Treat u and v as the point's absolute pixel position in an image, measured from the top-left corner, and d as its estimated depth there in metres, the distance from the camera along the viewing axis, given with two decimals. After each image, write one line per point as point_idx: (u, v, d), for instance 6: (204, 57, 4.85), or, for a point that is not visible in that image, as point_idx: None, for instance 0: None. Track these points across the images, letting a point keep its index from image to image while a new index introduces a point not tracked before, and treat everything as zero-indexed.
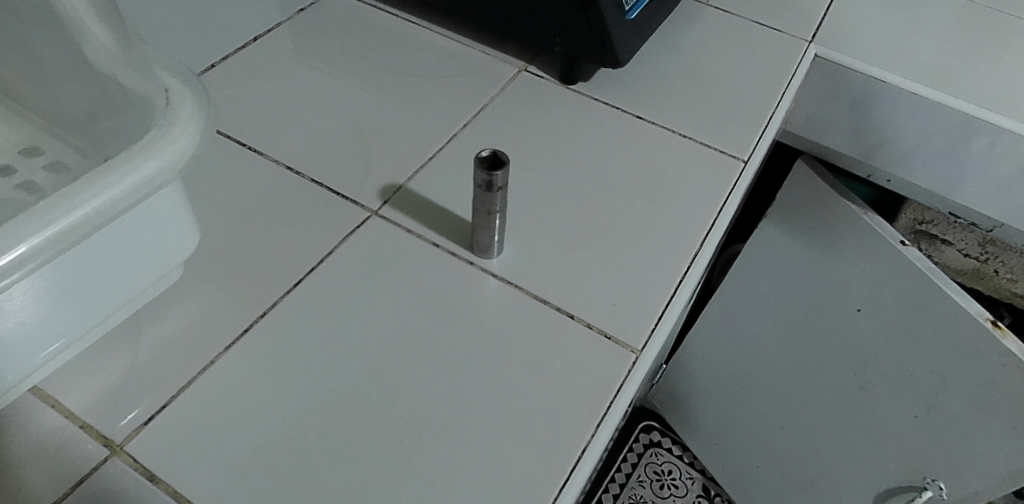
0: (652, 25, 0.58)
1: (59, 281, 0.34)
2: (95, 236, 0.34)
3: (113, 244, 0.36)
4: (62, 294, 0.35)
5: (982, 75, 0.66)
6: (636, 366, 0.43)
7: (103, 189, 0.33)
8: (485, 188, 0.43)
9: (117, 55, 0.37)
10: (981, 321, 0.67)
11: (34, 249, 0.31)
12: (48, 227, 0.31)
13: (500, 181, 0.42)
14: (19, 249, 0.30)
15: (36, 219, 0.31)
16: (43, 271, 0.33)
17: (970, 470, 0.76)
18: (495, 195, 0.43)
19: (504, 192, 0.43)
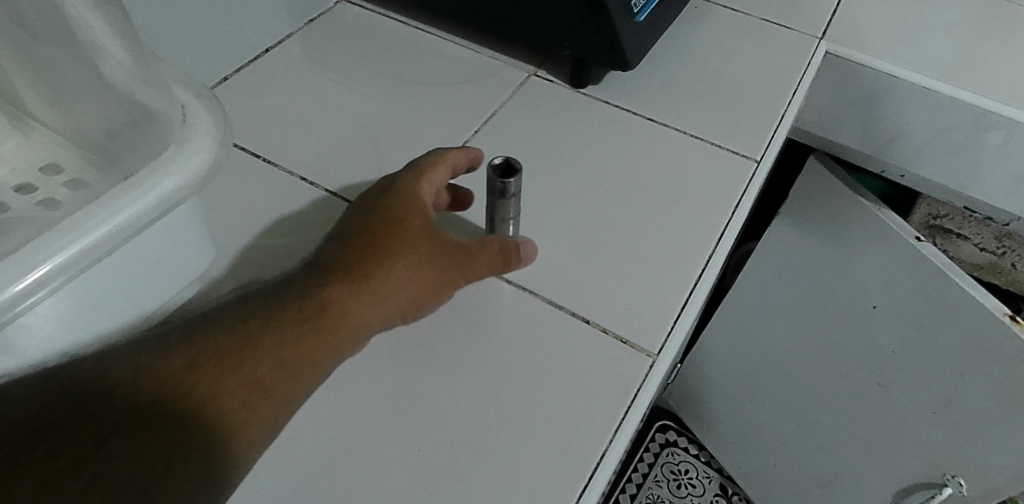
0: (661, 26, 0.58)
1: (84, 297, 0.35)
2: (119, 253, 0.35)
3: (137, 259, 0.37)
4: (85, 310, 0.35)
5: (995, 68, 0.66)
6: (655, 369, 0.43)
7: (125, 206, 0.34)
8: (497, 193, 0.43)
9: (132, 71, 0.39)
10: (1000, 315, 0.67)
11: (59, 266, 0.32)
12: (72, 244, 0.32)
13: (513, 186, 0.43)
14: (44, 266, 0.31)
15: (60, 236, 0.32)
16: (69, 289, 0.34)
17: (990, 465, 0.76)
18: (508, 200, 0.44)
19: (516, 197, 0.44)
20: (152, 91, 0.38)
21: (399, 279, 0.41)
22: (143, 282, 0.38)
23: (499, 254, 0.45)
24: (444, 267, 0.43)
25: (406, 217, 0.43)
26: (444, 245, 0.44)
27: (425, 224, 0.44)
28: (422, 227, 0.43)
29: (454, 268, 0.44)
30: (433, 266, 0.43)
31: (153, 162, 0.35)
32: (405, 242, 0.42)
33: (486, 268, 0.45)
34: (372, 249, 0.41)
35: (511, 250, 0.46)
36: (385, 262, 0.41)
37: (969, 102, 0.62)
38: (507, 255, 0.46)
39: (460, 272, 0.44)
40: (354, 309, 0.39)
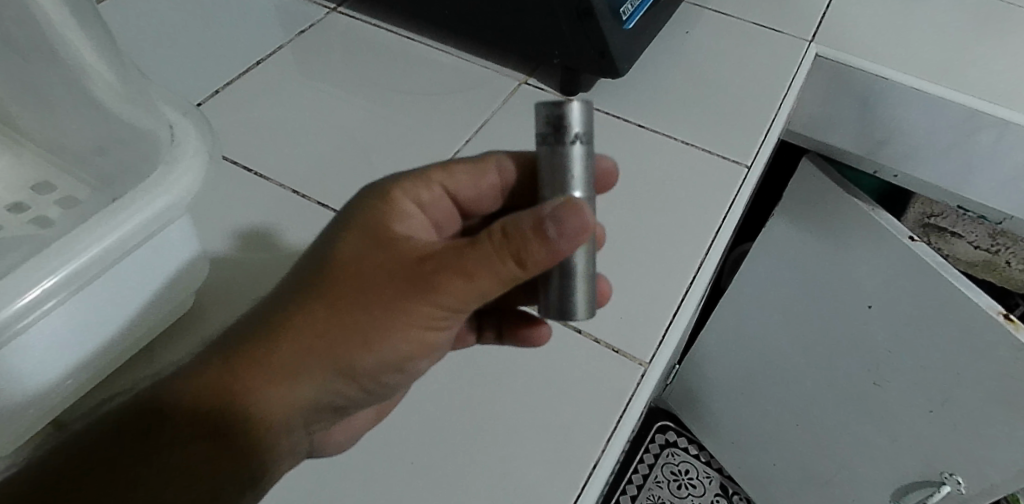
0: (649, 33, 0.59)
1: (79, 318, 0.35)
2: (111, 274, 0.35)
3: (131, 279, 0.37)
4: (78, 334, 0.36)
5: (985, 69, 0.66)
6: (646, 377, 0.44)
7: (112, 228, 0.34)
8: (558, 139, 0.31)
9: (118, 90, 0.39)
10: (994, 314, 0.68)
11: (47, 290, 0.32)
12: (60, 268, 0.32)
13: (583, 124, 0.31)
14: (33, 290, 0.32)
15: (46, 261, 0.32)
16: (63, 311, 0.34)
17: (987, 463, 0.76)
18: (572, 149, 0.31)
19: (584, 146, 0.32)
20: (139, 110, 0.39)
21: (336, 316, 0.32)
22: (137, 301, 0.38)
23: (500, 247, 0.31)
24: (397, 293, 0.32)
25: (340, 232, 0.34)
26: (397, 264, 0.32)
27: (365, 240, 0.33)
28: (360, 245, 0.33)
29: (420, 290, 0.32)
30: (380, 296, 0.32)
31: (140, 184, 0.36)
32: (341, 269, 0.33)
33: (486, 275, 0.31)
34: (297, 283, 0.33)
35: (533, 235, 0.31)
36: (309, 297, 0.32)
37: (959, 103, 0.62)
38: (533, 236, 0.31)
39: (426, 295, 0.32)
40: (283, 357, 0.32)
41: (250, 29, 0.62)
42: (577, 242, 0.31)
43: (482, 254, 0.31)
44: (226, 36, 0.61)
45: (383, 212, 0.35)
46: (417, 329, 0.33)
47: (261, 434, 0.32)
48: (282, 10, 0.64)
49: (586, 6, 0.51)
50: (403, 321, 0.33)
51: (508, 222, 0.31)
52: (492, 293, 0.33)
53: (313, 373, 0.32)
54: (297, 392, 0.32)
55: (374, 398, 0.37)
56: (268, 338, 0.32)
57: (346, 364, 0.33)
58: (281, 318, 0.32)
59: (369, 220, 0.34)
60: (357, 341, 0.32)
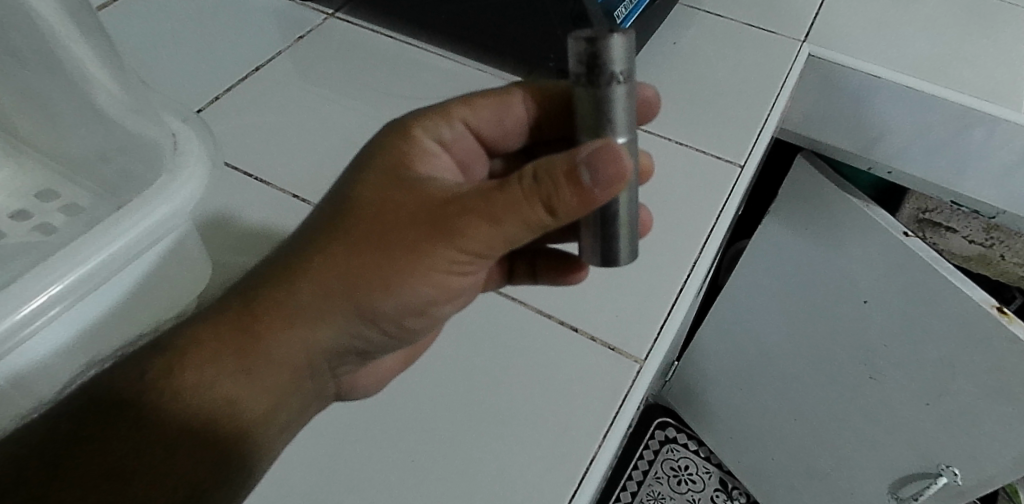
0: (642, 35, 0.59)
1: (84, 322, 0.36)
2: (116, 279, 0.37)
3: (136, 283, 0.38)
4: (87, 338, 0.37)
5: (975, 65, 0.67)
6: (642, 374, 0.44)
7: (117, 235, 0.35)
8: (600, 81, 0.30)
9: (121, 101, 0.40)
10: (988, 307, 0.68)
11: (54, 296, 0.33)
12: (66, 275, 0.33)
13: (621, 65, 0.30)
14: (39, 297, 0.33)
15: (52, 269, 0.33)
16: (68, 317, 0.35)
17: (984, 454, 0.77)
18: (617, 90, 0.31)
19: (625, 86, 0.31)
20: (143, 121, 0.40)
21: (354, 257, 0.34)
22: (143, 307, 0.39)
23: (530, 191, 0.31)
24: (414, 237, 0.33)
25: (365, 172, 0.36)
26: (417, 206, 0.34)
27: (388, 182, 0.35)
28: (382, 187, 0.35)
29: (436, 235, 0.33)
30: (397, 241, 0.34)
31: (145, 192, 0.37)
32: (361, 211, 0.34)
33: (513, 218, 0.31)
34: (320, 224, 0.35)
35: (569, 179, 0.30)
36: (329, 240, 0.34)
37: (951, 101, 0.63)
38: (565, 183, 0.30)
39: (443, 240, 0.33)
40: (301, 299, 0.34)
41: (248, 36, 0.63)
42: (615, 189, 0.31)
43: (509, 199, 0.31)
44: (225, 43, 0.62)
45: (407, 151, 0.37)
46: (436, 273, 0.35)
47: (286, 362, 0.35)
48: (280, 16, 0.65)
49: (580, 11, 0.51)
50: (419, 267, 0.34)
51: (539, 165, 0.31)
52: (522, 236, 0.33)
53: (332, 311, 0.35)
54: (318, 328, 0.35)
55: (406, 338, 0.40)
56: (288, 278, 0.34)
57: (365, 304, 0.35)
58: (302, 260, 0.34)
59: (394, 160, 0.36)
60: (375, 283, 0.34)
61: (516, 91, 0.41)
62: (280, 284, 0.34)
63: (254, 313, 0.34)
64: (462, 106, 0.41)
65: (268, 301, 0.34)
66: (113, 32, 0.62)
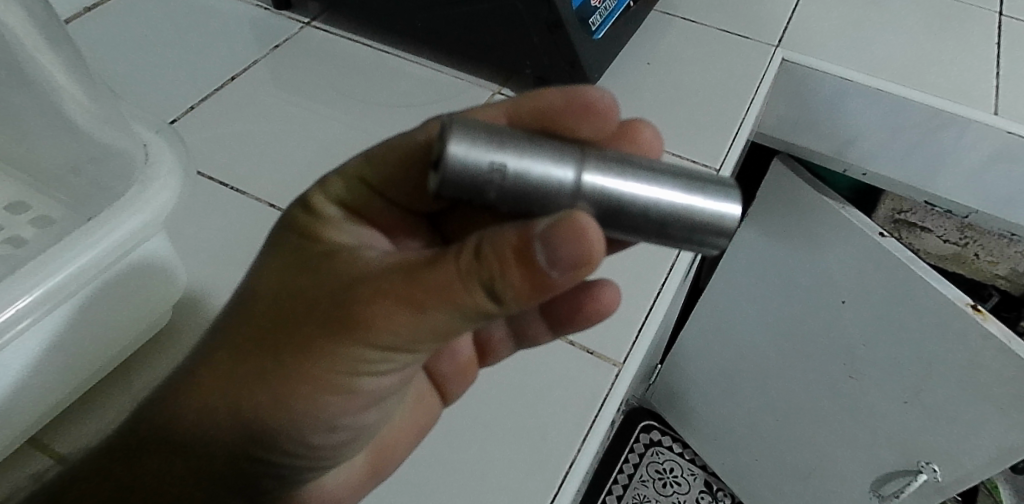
0: (617, 42, 0.60)
1: (60, 337, 0.36)
2: (90, 293, 0.36)
3: (114, 295, 0.38)
4: (64, 353, 0.36)
5: (945, 68, 0.68)
6: (621, 377, 0.45)
7: (87, 246, 0.35)
8: (474, 194, 0.26)
9: (91, 111, 0.40)
10: (963, 305, 0.70)
11: (25, 308, 0.33)
12: (36, 287, 0.33)
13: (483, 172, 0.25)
14: (8, 309, 0.32)
15: (22, 281, 0.33)
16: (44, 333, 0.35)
17: (962, 450, 0.78)
18: (496, 187, 0.26)
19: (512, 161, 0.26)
20: (113, 131, 0.39)
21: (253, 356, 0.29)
22: (119, 319, 0.39)
23: (462, 272, 0.26)
24: (318, 332, 0.28)
25: (267, 259, 0.32)
26: (320, 295, 0.28)
27: (289, 271, 0.30)
28: (282, 275, 0.30)
29: (342, 329, 0.27)
30: (299, 336, 0.28)
31: (117, 203, 0.36)
32: (260, 305, 0.30)
33: (440, 302, 0.26)
34: (223, 325, 0.31)
35: (512, 259, 0.25)
36: (228, 340, 0.30)
37: (922, 103, 0.64)
38: (514, 262, 0.25)
39: (350, 336, 0.27)
40: (192, 414, 0.30)
41: (224, 47, 0.63)
42: (582, 269, 0.25)
43: (432, 286, 0.26)
44: (202, 53, 0.62)
45: (309, 236, 0.31)
46: (348, 374, 0.29)
47: (194, 482, 0.32)
48: (256, 26, 0.65)
49: (555, 18, 0.52)
50: (330, 368, 0.29)
51: (478, 242, 0.26)
52: (453, 324, 0.27)
53: (231, 421, 0.30)
54: (222, 445, 0.31)
55: (330, 455, 0.34)
56: (184, 389, 0.30)
57: (264, 415, 0.30)
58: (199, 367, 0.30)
59: (296, 241, 0.31)
60: (274, 388, 0.29)
61: (416, 135, 0.32)
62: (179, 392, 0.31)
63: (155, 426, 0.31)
64: (361, 163, 0.34)
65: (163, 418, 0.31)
66: (86, 44, 0.61)
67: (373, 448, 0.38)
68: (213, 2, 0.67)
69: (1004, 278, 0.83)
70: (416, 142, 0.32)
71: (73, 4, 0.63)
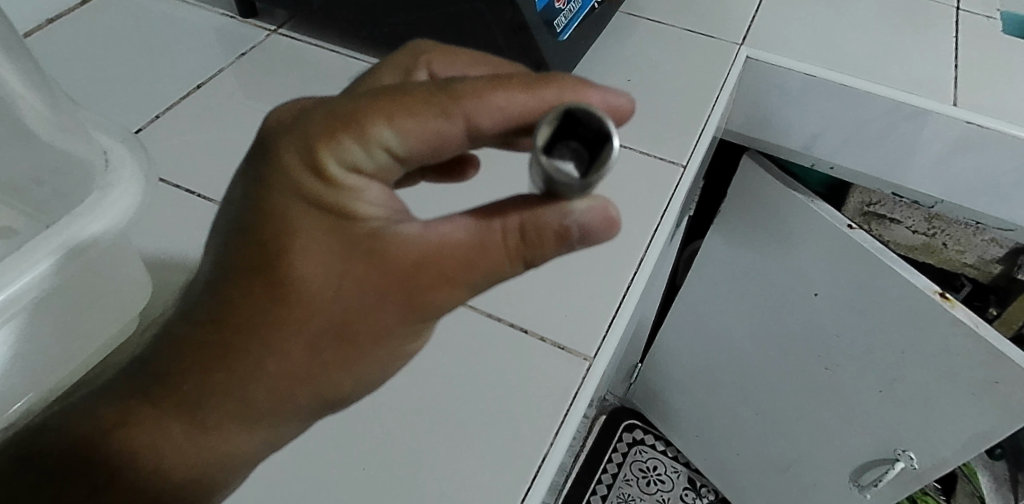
0: (583, 44, 0.61)
1: (30, 336, 0.37)
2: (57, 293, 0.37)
3: (81, 295, 0.39)
4: (30, 357, 0.38)
5: (906, 62, 0.69)
6: (592, 371, 0.46)
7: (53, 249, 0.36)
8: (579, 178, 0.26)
9: (50, 120, 0.41)
10: (931, 293, 0.71)
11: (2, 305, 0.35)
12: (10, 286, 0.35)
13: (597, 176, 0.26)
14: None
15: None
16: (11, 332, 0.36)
17: (935, 436, 0.79)
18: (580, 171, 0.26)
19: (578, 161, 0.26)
20: (74, 139, 0.41)
21: (307, 339, 0.29)
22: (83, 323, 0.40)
23: (516, 253, 0.29)
24: (387, 315, 0.30)
25: (291, 237, 0.28)
26: (385, 283, 0.29)
27: (336, 259, 0.28)
28: (327, 261, 0.28)
29: (412, 310, 0.30)
30: (367, 323, 0.30)
31: (78, 209, 0.38)
32: (305, 291, 0.28)
33: (490, 279, 0.30)
34: (256, 311, 0.29)
35: (554, 238, 0.28)
36: (278, 332, 0.29)
37: (885, 96, 0.65)
38: (555, 242, 0.29)
39: (418, 314, 0.30)
40: (235, 394, 0.30)
41: (190, 55, 0.63)
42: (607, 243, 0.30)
43: (490, 265, 0.29)
44: (168, 63, 0.62)
45: (335, 209, 0.28)
46: (398, 344, 0.31)
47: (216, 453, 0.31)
48: (222, 34, 0.65)
49: (519, 20, 0.53)
50: (392, 338, 0.31)
51: (526, 222, 0.28)
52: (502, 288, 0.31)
53: (292, 398, 0.31)
54: (274, 422, 0.31)
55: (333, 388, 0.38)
56: (228, 377, 0.30)
57: (325, 390, 0.31)
58: (243, 355, 0.29)
59: (326, 220, 0.28)
60: (331, 368, 0.30)
61: (450, 102, 0.26)
62: (224, 377, 0.30)
63: (200, 411, 0.30)
64: (382, 126, 0.26)
65: (205, 402, 0.30)
66: (51, 56, 0.61)
67: None
68: (179, 12, 0.67)
69: (971, 267, 0.84)
70: (449, 122, 0.26)
71: (36, 16, 0.63)
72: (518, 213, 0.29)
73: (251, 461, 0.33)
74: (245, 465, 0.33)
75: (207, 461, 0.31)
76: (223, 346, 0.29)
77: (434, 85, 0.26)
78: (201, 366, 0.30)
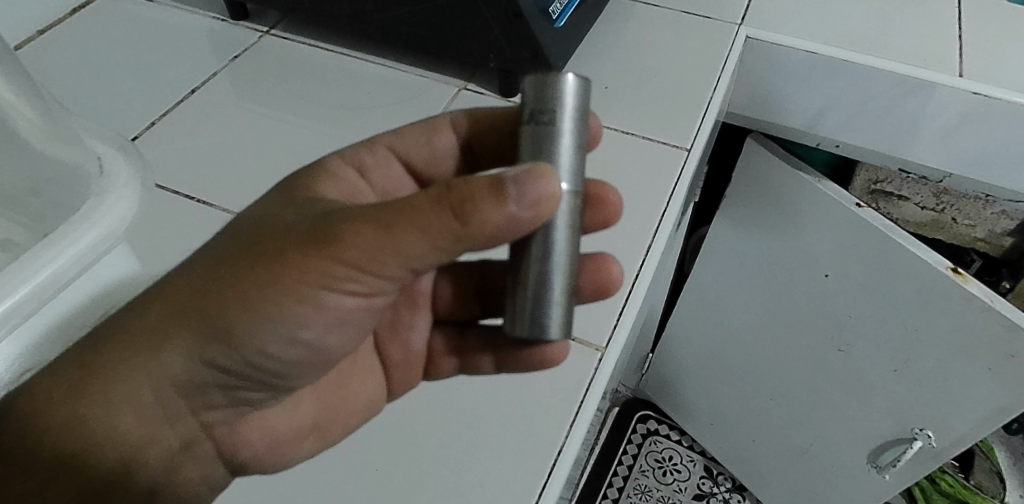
0: (581, 30, 0.60)
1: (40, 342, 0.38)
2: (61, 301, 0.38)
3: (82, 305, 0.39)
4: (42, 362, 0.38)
5: (908, 35, 0.68)
6: (605, 361, 0.45)
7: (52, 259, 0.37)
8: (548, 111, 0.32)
9: (44, 128, 0.43)
10: (944, 269, 0.70)
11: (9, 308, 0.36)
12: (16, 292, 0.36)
13: (574, 101, 0.32)
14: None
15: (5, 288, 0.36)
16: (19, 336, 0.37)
17: (953, 413, 0.78)
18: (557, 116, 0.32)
19: (572, 129, 0.32)
20: (69, 148, 0.43)
21: (222, 268, 0.32)
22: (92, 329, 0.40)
23: (432, 197, 0.29)
24: (294, 246, 0.31)
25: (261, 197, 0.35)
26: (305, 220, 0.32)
27: (279, 200, 0.35)
28: (274, 208, 0.34)
29: (314, 242, 0.30)
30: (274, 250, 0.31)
31: (77, 219, 0.39)
32: (245, 223, 0.34)
33: (402, 223, 0.29)
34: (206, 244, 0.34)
35: (479, 192, 0.28)
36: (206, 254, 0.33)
37: (888, 70, 0.64)
38: (483, 189, 0.28)
39: (319, 250, 0.30)
40: (155, 318, 0.33)
41: (183, 60, 0.62)
42: (535, 212, 0.29)
43: (407, 209, 0.29)
44: (161, 69, 0.61)
45: (307, 174, 0.37)
46: (309, 287, 0.32)
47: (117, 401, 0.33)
48: (214, 37, 0.64)
49: (515, 9, 0.52)
50: (273, 265, 0.31)
51: (451, 177, 0.29)
52: (408, 243, 0.30)
53: (194, 331, 0.32)
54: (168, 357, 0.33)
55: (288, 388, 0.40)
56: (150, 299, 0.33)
57: (225, 324, 0.32)
58: (174, 276, 0.33)
59: (291, 186, 0.35)
60: (237, 299, 0.32)
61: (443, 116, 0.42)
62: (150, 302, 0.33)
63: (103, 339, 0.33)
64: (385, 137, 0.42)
65: (119, 324, 0.33)
66: (44, 66, 0.61)
67: (321, 400, 0.43)
68: (168, 17, 0.66)
69: (984, 241, 0.83)
70: (442, 136, 0.42)
71: (26, 27, 0.63)
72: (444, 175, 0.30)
73: (140, 415, 0.34)
74: (135, 416, 0.33)
75: (94, 394, 0.32)
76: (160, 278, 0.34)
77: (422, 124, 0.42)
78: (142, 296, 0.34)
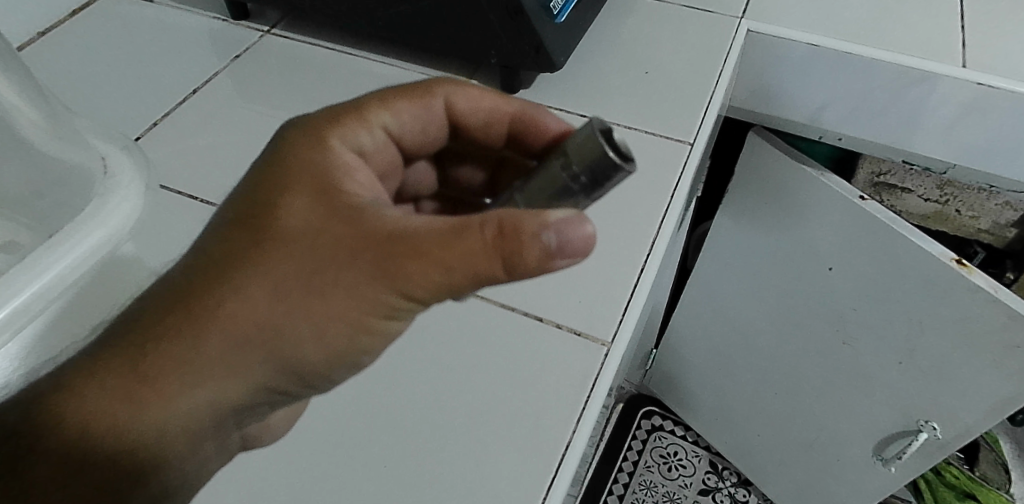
0: (582, 26, 0.60)
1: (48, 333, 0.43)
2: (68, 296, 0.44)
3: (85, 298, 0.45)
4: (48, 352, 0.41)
5: (909, 26, 0.68)
6: (611, 356, 0.46)
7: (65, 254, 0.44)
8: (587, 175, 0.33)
9: (55, 131, 0.50)
10: (948, 260, 0.69)
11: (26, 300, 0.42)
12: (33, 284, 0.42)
13: (592, 172, 0.33)
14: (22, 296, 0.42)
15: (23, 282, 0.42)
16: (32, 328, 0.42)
17: (959, 404, 0.78)
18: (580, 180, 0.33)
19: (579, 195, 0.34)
20: (77, 148, 0.50)
21: (276, 292, 0.33)
22: (92, 315, 0.43)
23: (491, 245, 0.31)
24: (355, 274, 0.32)
25: (285, 196, 0.34)
26: (358, 244, 0.32)
27: (312, 205, 0.33)
28: (313, 216, 0.33)
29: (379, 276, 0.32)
30: (336, 279, 0.32)
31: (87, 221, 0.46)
32: (283, 235, 0.33)
33: (463, 266, 0.31)
34: (237, 253, 0.33)
35: (534, 239, 0.31)
36: (250, 274, 0.33)
37: (890, 62, 0.64)
38: (533, 246, 0.31)
39: (384, 281, 0.32)
40: (211, 342, 0.33)
41: (184, 60, 0.62)
42: (580, 256, 0.32)
43: (465, 253, 0.31)
44: (163, 69, 0.61)
45: (322, 162, 0.35)
46: (370, 318, 0.33)
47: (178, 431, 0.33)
48: (215, 37, 0.64)
49: (516, 4, 0.51)
50: (336, 295, 0.32)
51: (506, 220, 0.31)
52: (467, 282, 0.32)
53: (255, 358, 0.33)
54: (225, 381, 0.33)
55: None
56: (194, 320, 0.33)
57: (288, 352, 0.33)
58: (220, 293, 0.33)
59: (317, 183, 0.34)
60: (297, 326, 0.33)
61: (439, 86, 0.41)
62: (188, 321, 0.33)
63: (149, 355, 0.32)
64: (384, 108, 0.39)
65: (169, 342, 0.33)
66: (46, 67, 0.61)
67: None
68: (169, 18, 0.66)
69: (988, 232, 0.83)
70: (434, 100, 0.41)
71: (27, 29, 0.63)
72: (500, 216, 0.31)
73: (195, 432, 0.34)
74: (187, 438, 0.34)
75: (143, 419, 0.32)
76: (191, 291, 0.33)
77: (419, 88, 0.41)
78: (170, 305, 0.33)
